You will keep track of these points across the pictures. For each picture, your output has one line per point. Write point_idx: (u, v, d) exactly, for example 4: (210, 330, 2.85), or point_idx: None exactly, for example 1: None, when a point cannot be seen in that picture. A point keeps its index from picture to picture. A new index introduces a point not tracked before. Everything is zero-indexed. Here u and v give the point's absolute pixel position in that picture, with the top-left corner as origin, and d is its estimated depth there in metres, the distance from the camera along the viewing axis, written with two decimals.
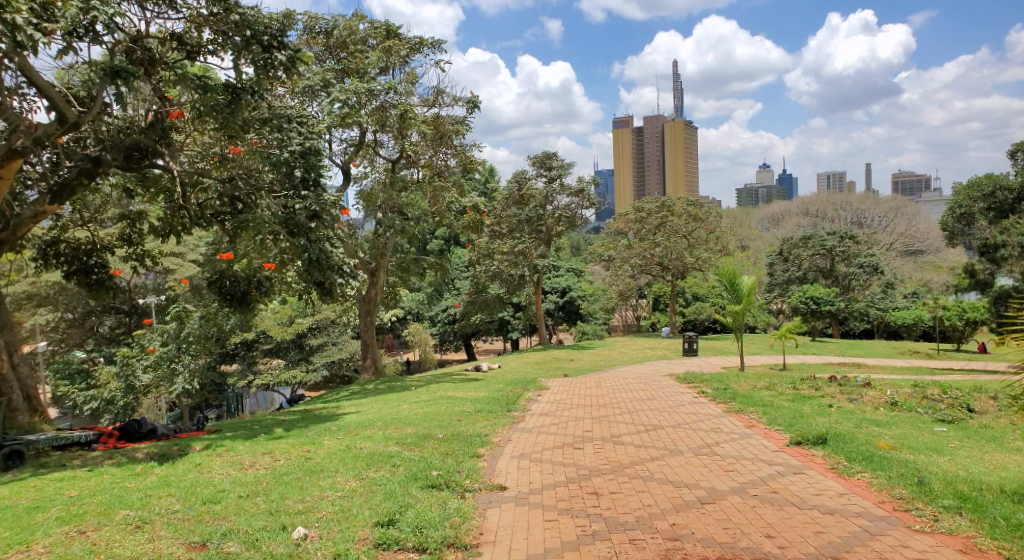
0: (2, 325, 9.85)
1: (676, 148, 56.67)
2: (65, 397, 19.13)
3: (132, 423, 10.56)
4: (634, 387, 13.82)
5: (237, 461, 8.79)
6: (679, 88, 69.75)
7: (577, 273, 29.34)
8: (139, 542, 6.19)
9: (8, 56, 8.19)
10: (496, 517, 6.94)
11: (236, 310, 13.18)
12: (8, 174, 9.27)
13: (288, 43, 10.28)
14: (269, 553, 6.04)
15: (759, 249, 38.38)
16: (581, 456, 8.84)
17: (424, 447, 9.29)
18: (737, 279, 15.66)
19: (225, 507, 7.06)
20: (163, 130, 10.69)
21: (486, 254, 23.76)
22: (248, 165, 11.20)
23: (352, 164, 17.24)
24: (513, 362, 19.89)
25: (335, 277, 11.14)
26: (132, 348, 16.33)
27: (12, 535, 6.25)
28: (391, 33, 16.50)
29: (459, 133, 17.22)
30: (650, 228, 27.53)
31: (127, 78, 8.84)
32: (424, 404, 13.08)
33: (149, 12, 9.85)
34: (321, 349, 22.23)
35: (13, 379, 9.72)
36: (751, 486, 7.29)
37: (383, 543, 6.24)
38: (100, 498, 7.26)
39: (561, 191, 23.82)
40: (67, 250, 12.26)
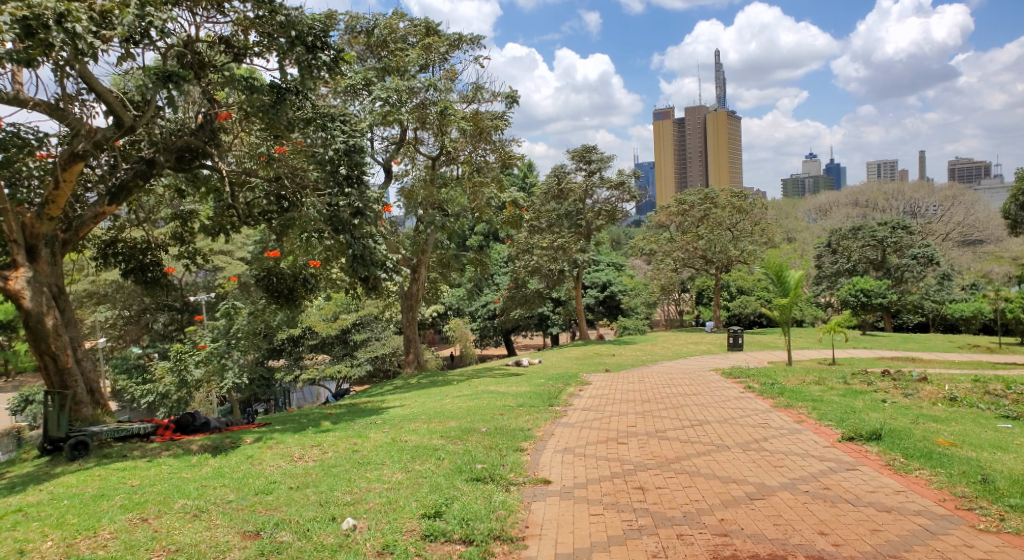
0: (66, 321, 10.23)
1: (718, 139, 55.84)
2: (122, 390, 19.72)
3: (186, 416, 10.88)
4: (678, 382, 13.69)
5: (287, 453, 9.01)
6: (721, 77, 68.61)
7: (617, 268, 29.24)
8: (198, 530, 6.40)
9: (68, 64, 8.54)
10: (542, 510, 6.99)
11: (283, 307, 13.42)
12: (71, 178, 9.57)
13: (331, 43, 10.48)
14: (321, 544, 6.17)
15: (806, 241, 37.71)
16: (626, 450, 8.84)
17: (468, 440, 9.40)
18: (784, 272, 15.40)
19: (277, 498, 7.24)
20: (212, 131, 10.98)
21: (526, 249, 24.19)
22: (294, 165, 11.32)
23: (393, 162, 17.45)
24: (554, 357, 19.89)
25: (379, 273, 11.39)
26: (184, 344, 16.78)
27: (80, 521, 6.51)
28: (430, 31, 16.63)
29: (497, 128, 17.27)
30: (692, 221, 27.45)
31: (179, 81, 9.12)
32: (466, 397, 13.20)
33: (199, 17, 10.10)
34: (365, 344, 22.43)
35: (78, 372, 10.06)
36: (802, 482, 7.21)
37: (430, 535, 6.34)
38: (159, 487, 7.52)
39: (600, 184, 23.68)
40: (124, 249, 12.67)
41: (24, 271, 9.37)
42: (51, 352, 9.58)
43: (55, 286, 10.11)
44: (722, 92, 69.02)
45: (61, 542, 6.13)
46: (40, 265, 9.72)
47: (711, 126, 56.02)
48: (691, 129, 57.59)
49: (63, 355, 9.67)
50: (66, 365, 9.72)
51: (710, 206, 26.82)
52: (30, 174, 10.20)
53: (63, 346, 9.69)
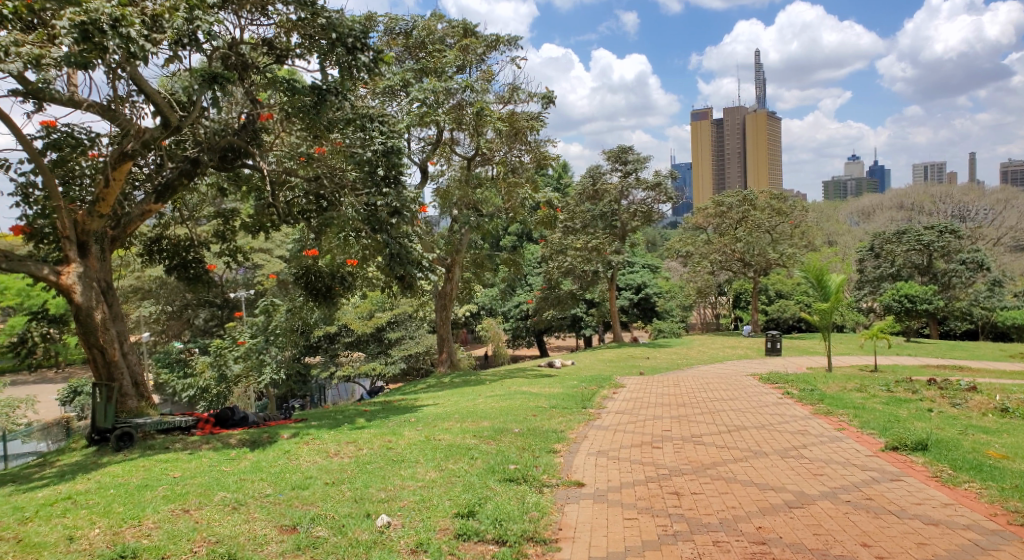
0: (113, 316, 10.48)
1: (759, 139, 55.26)
2: (164, 383, 20.15)
3: (225, 410, 11.04)
4: (715, 387, 13.53)
5: (324, 449, 9.12)
6: (761, 78, 67.66)
7: (653, 270, 29.01)
8: (237, 523, 6.50)
9: (120, 66, 8.77)
10: (575, 513, 6.96)
11: (320, 305, 13.56)
12: (120, 177, 9.84)
13: (370, 45, 10.57)
14: (355, 540, 6.22)
15: (848, 244, 36.99)
16: (661, 455, 8.76)
17: (501, 441, 9.41)
18: (825, 276, 15.11)
19: (313, 493, 7.32)
20: (254, 131, 11.20)
21: (559, 250, 23.99)
22: (333, 165, 11.41)
23: (430, 163, 17.57)
24: (588, 359, 19.82)
25: (415, 272, 11.49)
26: (224, 340, 17.12)
27: (125, 511, 6.66)
28: (468, 32, 16.69)
29: (533, 129, 17.21)
30: (730, 223, 27.11)
31: (224, 83, 9.31)
32: (499, 398, 13.22)
33: (244, 20, 10.29)
34: (399, 342, 22.53)
35: (124, 365, 10.29)
36: (843, 491, 7.08)
37: (463, 534, 6.35)
38: (200, 479, 7.65)
39: (636, 185, 23.50)
40: (168, 246, 12.97)
41: (75, 266, 9.63)
42: (99, 346, 9.82)
43: (104, 281, 10.36)
44: (763, 92, 68.04)
45: (107, 529, 6.27)
46: (89, 261, 9.99)
47: (750, 126, 55.26)
48: (729, 130, 56.91)
49: (110, 348, 9.92)
50: (113, 358, 9.97)
51: (749, 208, 26.44)
52: (82, 172, 10.48)
53: (111, 339, 9.95)
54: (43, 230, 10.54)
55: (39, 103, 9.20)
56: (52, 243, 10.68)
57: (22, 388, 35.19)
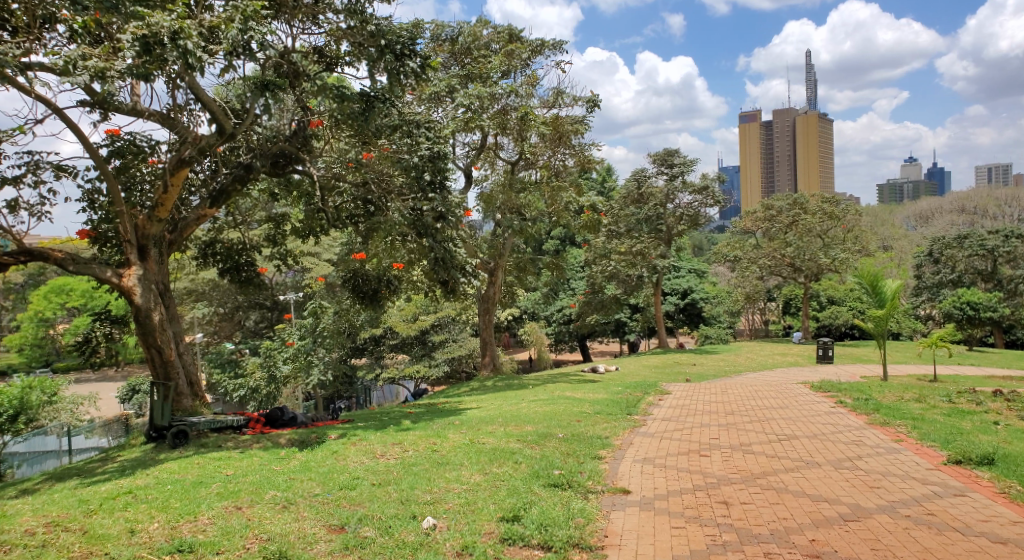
0: (170, 316, 10.74)
1: (807, 146, 54.20)
2: (216, 383, 20.63)
3: (276, 410, 11.25)
4: (763, 395, 13.26)
5: (370, 450, 9.23)
6: (812, 79, 66.29)
7: (699, 274, 28.59)
8: (288, 521, 6.60)
9: (180, 76, 9.06)
10: (621, 520, 6.89)
11: (368, 308, 13.70)
12: (177, 183, 10.17)
13: (418, 51, 10.67)
14: (402, 541, 6.26)
15: (904, 249, 35.95)
16: (709, 463, 8.61)
17: (545, 445, 9.37)
18: (880, 282, 14.70)
19: (361, 494, 7.39)
20: (305, 138, 11.41)
21: (602, 254, 23.85)
22: (381, 170, 11.57)
23: (474, 167, 17.70)
24: (633, 365, 19.62)
25: (459, 276, 11.58)
26: (274, 341, 17.71)
27: (181, 507, 6.83)
28: (513, 37, 16.69)
29: (577, 132, 17.07)
30: (780, 226, 26.62)
31: (276, 89, 9.50)
32: (543, 402, 13.19)
33: (296, 29, 10.51)
34: (442, 345, 22.62)
35: (180, 365, 10.55)
36: (903, 505, 6.85)
37: (509, 539, 6.35)
38: (252, 478, 7.81)
39: (683, 189, 23.20)
40: (222, 250, 13.29)
41: (136, 269, 9.99)
42: (157, 346, 10.10)
43: (161, 284, 10.65)
44: (813, 94, 66.69)
45: (166, 524, 6.42)
46: (149, 264, 10.31)
47: (801, 128, 54.24)
48: (780, 132, 55.82)
49: (167, 348, 10.19)
50: (169, 358, 10.23)
51: (799, 212, 25.88)
52: (142, 178, 10.84)
53: (168, 340, 10.21)
54: (106, 234, 10.93)
55: (104, 112, 9.54)
56: (114, 247, 11.07)
57: (84, 385, 36.60)
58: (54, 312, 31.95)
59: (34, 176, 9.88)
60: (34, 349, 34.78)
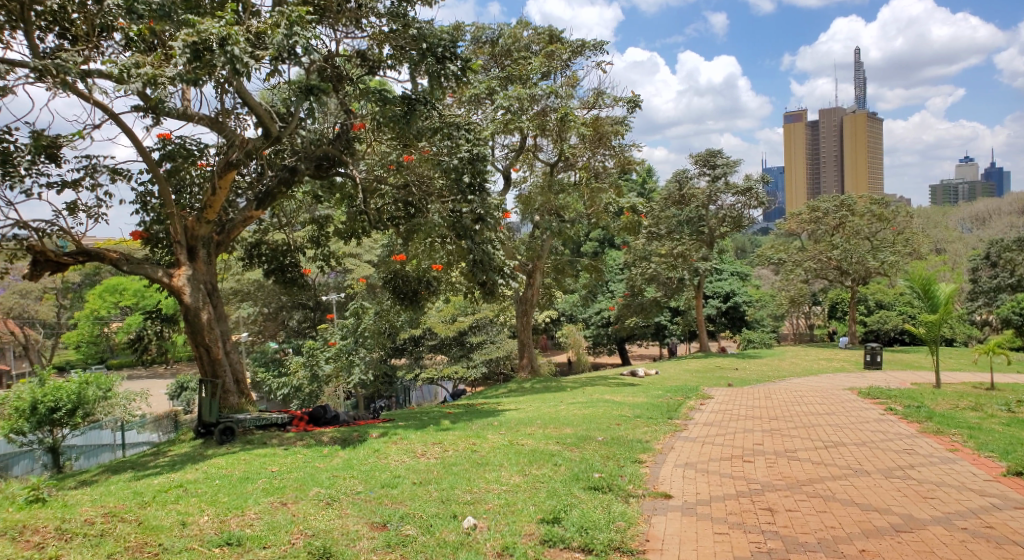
0: (217, 315, 10.92)
1: (857, 142, 52.77)
2: (260, 382, 21.00)
3: (319, 408, 11.38)
4: (809, 400, 13.00)
5: (411, 449, 9.30)
6: (860, 76, 64.80)
7: (742, 277, 28.11)
8: (331, 518, 6.68)
9: (228, 80, 9.25)
10: (663, 525, 6.82)
11: (408, 309, 13.78)
12: (225, 186, 10.40)
13: (459, 54, 10.75)
14: (443, 540, 6.28)
15: (959, 252, 34.95)
16: (753, 469, 8.48)
17: (585, 448, 9.33)
18: (933, 286, 14.28)
19: (402, 492, 7.45)
20: (348, 141, 11.56)
21: (643, 257, 23.66)
22: (421, 173, 11.67)
23: (513, 169, 17.73)
24: (674, 368, 19.39)
25: (497, 278, 11.63)
26: (317, 341, 18.18)
27: (229, 501, 6.97)
28: (554, 38, 16.67)
29: (617, 133, 16.96)
30: (827, 229, 26.18)
31: (319, 94, 9.64)
32: (582, 405, 13.14)
33: (339, 33, 10.68)
34: (480, 346, 22.61)
35: (227, 364, 10.76)
36: (959, 517, 6.66)
37: (549, 541, 6.33)
38: (296, 474, 7.93)
39: (726, 190, 22.83)
40: (267, 251, 13.53)
41: (185, 269, 10.27)
42: (205, 344, 10.31)
43: (210, 283, 10.88)
44: (861, 92, 65.22)
45: (215, 517, 6.55)
46: (198, 264, 10.58)
47: (849, 128, 53.11)
48: (826, 131, 54.76)
49: (215, 347, 10.41)
50: (217, 357, 10.44)
51: (846, 213, 25.47)
52: (192, 181, 11.09)
53: (216, 338, 10.42)
54: (158, 235, 11.22)
55: (156, 117, 9.80)
56: (166, 247, 11.36)
57: (137, 382, 37.70)
58: (109, 311, 32.79)
59: (92, 180, 10.18)
60: (90, 345, 35.98)
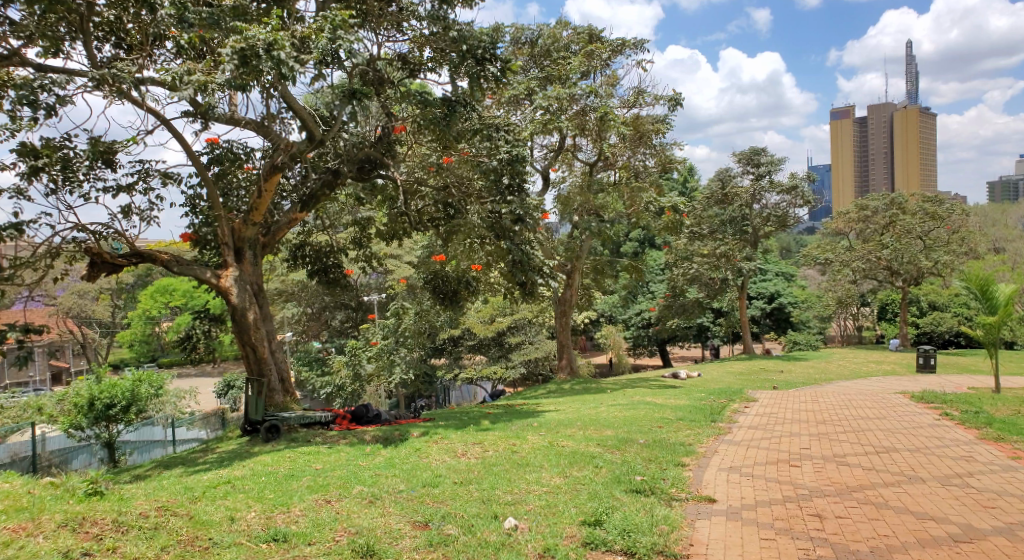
0: (263, 315, 11.09)
1: (907, 138, 51.38)
2: (304, 381, 21.29)
3: (361, 407, 11.48)
4: (859, 404, 12.66)
5: (451, 448, 9.31)
6: (912, 71, 63.14)
7: (788, 278, 27.57)
8: (374, 516, 6.72)
9: (274, 85, 9.40)
10: (707, 529, 6.71)
11: (447, 308, 13.81)
12: (270, 189, 10.57)
13: (499, 55, 10.73)
14: (485, 540, 6.27)
15: (1019, 251, 33.75)
16: (800, 474, 8.30)
17: (626, 451, 9.24)
18: (991, 287, 13.82)
19: (443, 491, 7.46)
20: (389, 143, 11.64)
21: (685, 257, 23.34)
22: (461, 174, 11.74)
23: (552, 169, 17.68)
24: (717, 371, 19.07)
25: (536, 278, 11.59)
26: (359, 341, 18.37)
27: (275, 498, 7.06)
28: (593, 38, 16.58)
29: (658, 132, 16.82)
30: (876, 228, 25.90)
31: (362, 97, 9.73)
32: (623, 407, 13.02)
33: (381, 37, 10.77)
34: (519, 347, 22.51)
35: (272, 362, 10.92)
36: (1022, 528, 6.41)
37: (591, 543, 6.27)
38: (340, 472, 8.01)
39: (770, 189, 22.46)
40: (311, 253, 13.71)
41: (232, 270, 10.46)
42: (252, 344, 10.48)
43: (256, 284, 11.07)
44: (914, 87, 63.51)
45: (262, 513, 6.64)
46: (244, 265, 10.78)
47: (899, 125, 51.77)
48: (875, 128, 53.49)
49: (261, 346, 10.57)
50: (263, 356, 10.60)
51: (897, 212, 24.93)
52: (239, 184, 11.29)
53: (261, 338, 10.59)
54: (206, 237, 11.45)
55: (205, 122, 10.00)
56: (213, 249, 11.58)
57: (186, 380, 38.59)
58: (159, 310, 33.65)
59: (144, 183, 10.43)
60: (142, 344, 37.01)
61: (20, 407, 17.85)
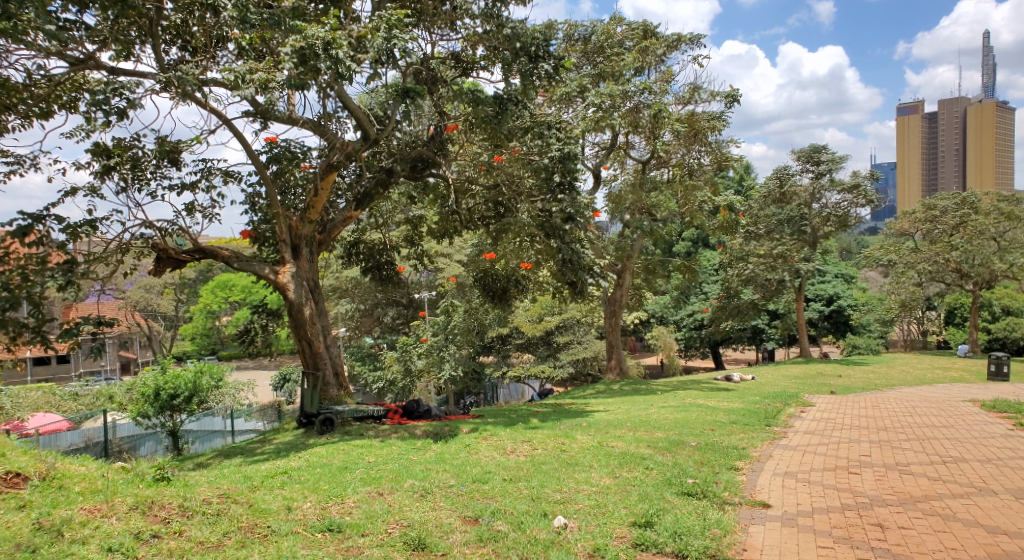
0: (319, 310, 11.27)
1: (980, 134, 49.02)
2: (357, 375, 21.61)
3: (412, 402, 11.57)
4: (925, 411, 12.22)
5: (500, 445, 9.32)
6: (989, 63, 60.79)
7: (847, 280, 26.82)
8: (426, 510, 6.77)
9: (330, 84, 9.56)
10: (761, 535, 6.56)
11: (497, 307, 13.81)
12: (326, 187, 10.76)
13: (552, 52, 10.68)
14: (534, 538, 6.24)
15: None
16: (860, 481, 8.05)
17: (678, 453, 9.10)
18: None
19: (493, 488, 7.47)
20: (441, 142, 11.71)
21: (740, 257, 22.87)
22: (511, 172, 11.79)
23: (603, 167, 17.57)
24: (771, 374, 18.66)
25: (587, 277, 11.44)
26: (410, 337, 18.51)
27: (330, 489, 7.17)
28: (648, 33, 16.41)
29: (714, 129, 16.54)
30: (944, 229, 24.55)
31: (415, 96, 9.78)
32: (674, 409, 12.84)
33: (435, 36, 10.86)
34: (567, 347, 22.44)
35: (327, 356, 11.09)
36: None
37: (641, 544, 6.19)
38: (391, 465, 8.09)
39: (830, 187, 21.92)
40: (365, 250, 13.91)
41: (289, 266, 10.67)
42: (308, 339, 10.68)
43: (311, 281, 11.26)
44: (990, 80, 61.04)
45: (317, 504, 6.75)
46: (301, 262, 10.99)
47: (972, 121, 49.26)
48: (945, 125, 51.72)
49: (317, 341, 10.76)
50: (318, 350, 10.79)
51: (969, 212, 23.80)
52: (296, 183, 11.50)
53: (317, 333, 10.77)
54: (265, 234, 11.70)
55: (265, 121, 10.22)
56: (272, 246, 11.83)
57: (244, 372, 39.67)
58: (219, 304, 34.62)
59: (207, 181, 10.72)
60: (203, 337, 38.12)
61: (92, 395, 18.62)
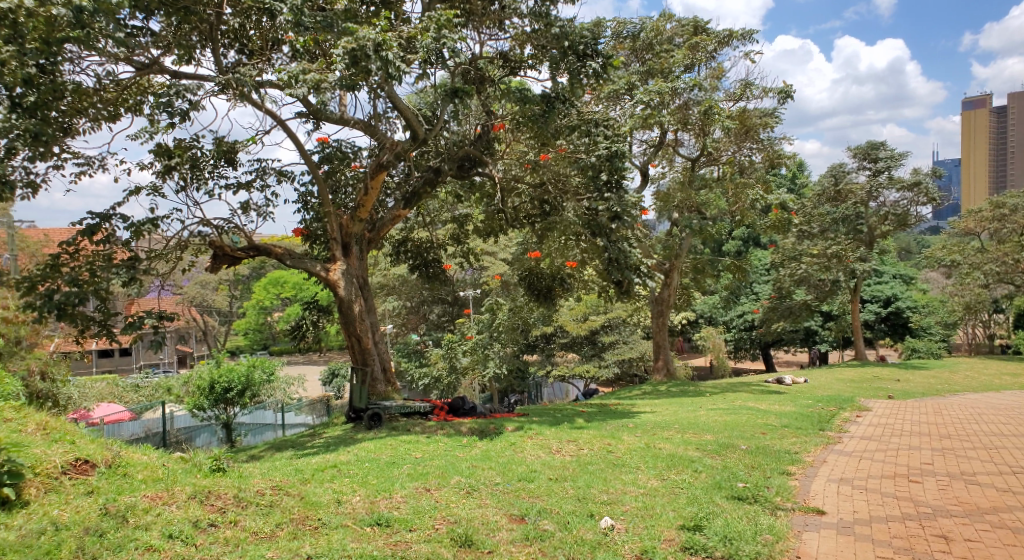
0: (368, 306, 11.34)
1: None
2: (403, 371, 21.76)
3: (458, 399, 11.54)
4: (991, 419, 11.70)
5: (546, 444, 9.23)
6: None
7: (906, 281, 25.97)
8: (472, 506, 6.73)
9: (381, 86, 9.58)
10: (816, 542, 6.34)
11: (541, 305, 13.73)
12: (376, 186, 10.82)
13: (601, 51, 10.53)
14: (581, 538, 6.13)
15: None
16: (921, 490, 7.74)
17: (727, 456, 8.88)
18: None
19: (539, 486, 7.39)
20: (489, 141, 11.65)
21: (794, 257, 22.34)
22: (558, 171, 11.71)
23: (651, 165, 17.33)
24: (825, 377, 18.15)
25: (633, 277, 11.25)
26: (456, 334, 18.53)
27: (377, 484, 7.18)
28: (698, 29, 16.15)
29: (766, 125, 16.22)
30: (1013, 228, 23.91)
31: (464, 96, 9.74)
32: (723, 411, 12.58)
33: (483, 35, 10.80)
34: (612, 346, 22.23)
35: (375, 352, 11.15)
36: None
37: (690, 548, 6.05)
38: (438, 462, 8.08)
39: (889, 185, 21.24)
40: (412, 248, 14.00)
41: (340, 264, 10.78)
42: (357, 334, 10.78)
43: (361, 277, 11.35)
44: None
45: (366, 498, 6.76)
46: (351, 259, 11.09)
47: None
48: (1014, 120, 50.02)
49: (366, 337, 10.84)
50: (366, 346, 10.87)
51: None
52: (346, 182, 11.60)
53: (366, 329, 10.85)
54: (316, 233, 11.84)
55: (316, 121, 10.32)
56: (322, 244, 11.96)
57: (294, 367, 40.38)
58: (271, 301, 35.26)
59: (261, 180, 10.87)
60: (256, 333, 38.90)
61: (151, 387, 19.16)
